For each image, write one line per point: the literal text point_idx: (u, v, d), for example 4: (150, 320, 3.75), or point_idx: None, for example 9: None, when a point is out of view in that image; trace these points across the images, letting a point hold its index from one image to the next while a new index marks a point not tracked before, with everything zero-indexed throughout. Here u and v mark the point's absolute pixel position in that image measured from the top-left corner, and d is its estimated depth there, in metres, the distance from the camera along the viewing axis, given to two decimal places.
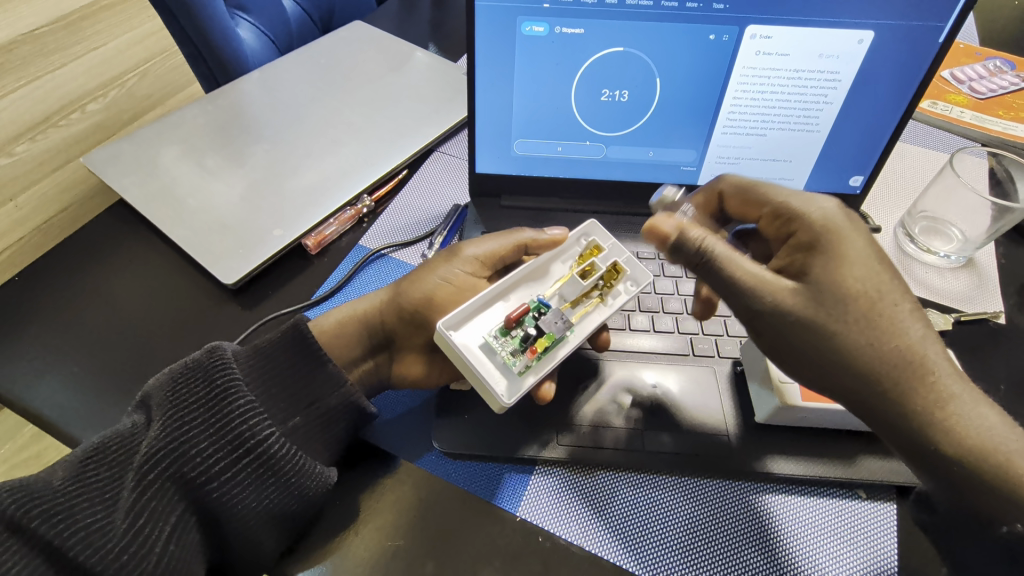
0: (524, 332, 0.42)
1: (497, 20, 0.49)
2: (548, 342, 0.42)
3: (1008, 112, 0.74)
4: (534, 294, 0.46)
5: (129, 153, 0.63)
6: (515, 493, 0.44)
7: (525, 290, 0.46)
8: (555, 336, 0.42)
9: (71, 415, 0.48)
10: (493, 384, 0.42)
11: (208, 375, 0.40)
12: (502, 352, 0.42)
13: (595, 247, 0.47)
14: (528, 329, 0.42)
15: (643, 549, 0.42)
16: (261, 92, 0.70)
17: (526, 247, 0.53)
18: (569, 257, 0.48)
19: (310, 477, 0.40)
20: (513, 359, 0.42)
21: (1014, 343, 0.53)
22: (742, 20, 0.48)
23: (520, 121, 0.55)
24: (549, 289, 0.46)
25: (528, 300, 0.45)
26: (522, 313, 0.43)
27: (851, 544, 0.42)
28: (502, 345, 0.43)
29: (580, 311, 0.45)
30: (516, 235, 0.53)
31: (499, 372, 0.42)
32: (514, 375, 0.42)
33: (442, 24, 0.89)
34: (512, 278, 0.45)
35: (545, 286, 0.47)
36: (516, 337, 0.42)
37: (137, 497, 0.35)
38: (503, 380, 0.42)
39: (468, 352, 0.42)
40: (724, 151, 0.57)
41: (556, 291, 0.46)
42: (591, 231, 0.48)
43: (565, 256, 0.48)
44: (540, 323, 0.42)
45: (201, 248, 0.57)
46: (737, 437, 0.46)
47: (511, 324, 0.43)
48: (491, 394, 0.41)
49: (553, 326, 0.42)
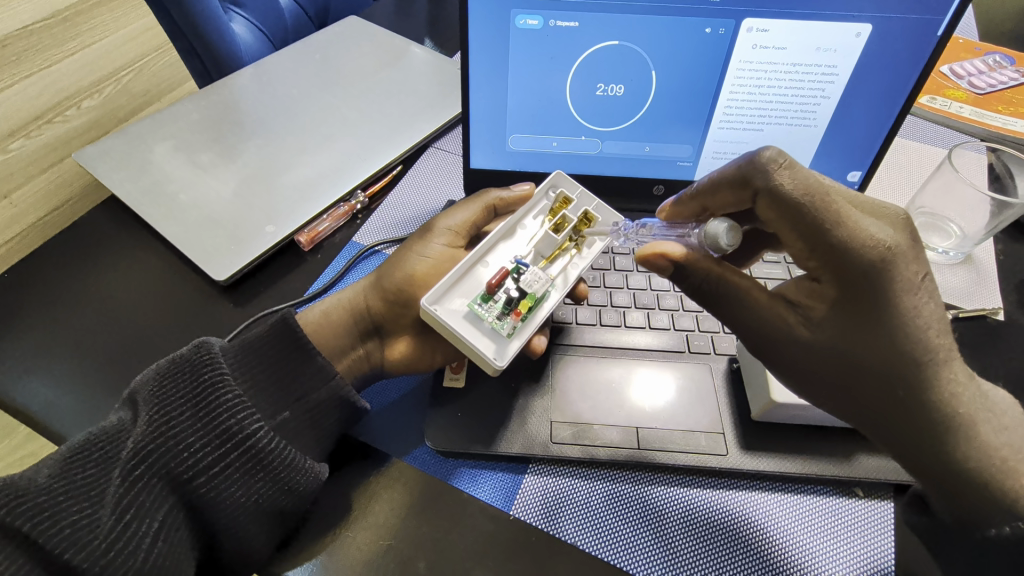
0: (506, 295, 0.44)
1: (491, 13, 0.48)
2: (531, 303, 0.44)
3: (1008, 108, 0.74)
4: (508, 255, 0.47)
5: (122, 150, 0.63)
6: (509, 492, 0.44)
7: (501, 251, 0.47)
8: (536, 292, 0.44)
9: (59, 413, 0.48)
10: (482, 348, 0.42)
11: (196, 370, 0.39)
12: (488, 318, 0.43)
13: (564, 199, 0.48)
14: (510, 292, 0.44)
15: (637, 548, 0.41)
16: (254, 87, 0.70)
17: (494, 208, 0.53)
18: (537, 215, 0.49)
19: (299, 472, 0.40)
20: (500, 323, 0.43)
21: (1013, 340, 0.53)
22: (738, 13, 0.48)
23: (515, 116, 0.55)
24: (524, 248, 0.47)
25: (504, 263, 0.46)
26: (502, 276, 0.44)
27: (847, 542, 0.42)
28: (488, 311, 0.44)
29: (558, 264, 0.47)
30: (483, 197, 0.52)
31: (487, 337, 0.43)
32: (502, 338, 0.43)
33: (439, 18, 0.88)
34: (484, 244, 0.45)
35: (519, 244, 0.47)
36: (500, 300, 0.44)
37: (124, 493, 0.34)
38: (492, 344, 0.43)
39: (456, 322, 0.43)
40: (721, 147, 0.56)
41: (529, 249, 0.47)
42: (557, 183, 0.49)
43: (533, 214, 0.48)
44: (521, 285, 0.44)
45: (192, 244, 0.56)
46: (732, 434, 0.46)
47: (492, 289, 0.44)
48: (482, 357, 0.42)
49: (533, 286, 0.44)
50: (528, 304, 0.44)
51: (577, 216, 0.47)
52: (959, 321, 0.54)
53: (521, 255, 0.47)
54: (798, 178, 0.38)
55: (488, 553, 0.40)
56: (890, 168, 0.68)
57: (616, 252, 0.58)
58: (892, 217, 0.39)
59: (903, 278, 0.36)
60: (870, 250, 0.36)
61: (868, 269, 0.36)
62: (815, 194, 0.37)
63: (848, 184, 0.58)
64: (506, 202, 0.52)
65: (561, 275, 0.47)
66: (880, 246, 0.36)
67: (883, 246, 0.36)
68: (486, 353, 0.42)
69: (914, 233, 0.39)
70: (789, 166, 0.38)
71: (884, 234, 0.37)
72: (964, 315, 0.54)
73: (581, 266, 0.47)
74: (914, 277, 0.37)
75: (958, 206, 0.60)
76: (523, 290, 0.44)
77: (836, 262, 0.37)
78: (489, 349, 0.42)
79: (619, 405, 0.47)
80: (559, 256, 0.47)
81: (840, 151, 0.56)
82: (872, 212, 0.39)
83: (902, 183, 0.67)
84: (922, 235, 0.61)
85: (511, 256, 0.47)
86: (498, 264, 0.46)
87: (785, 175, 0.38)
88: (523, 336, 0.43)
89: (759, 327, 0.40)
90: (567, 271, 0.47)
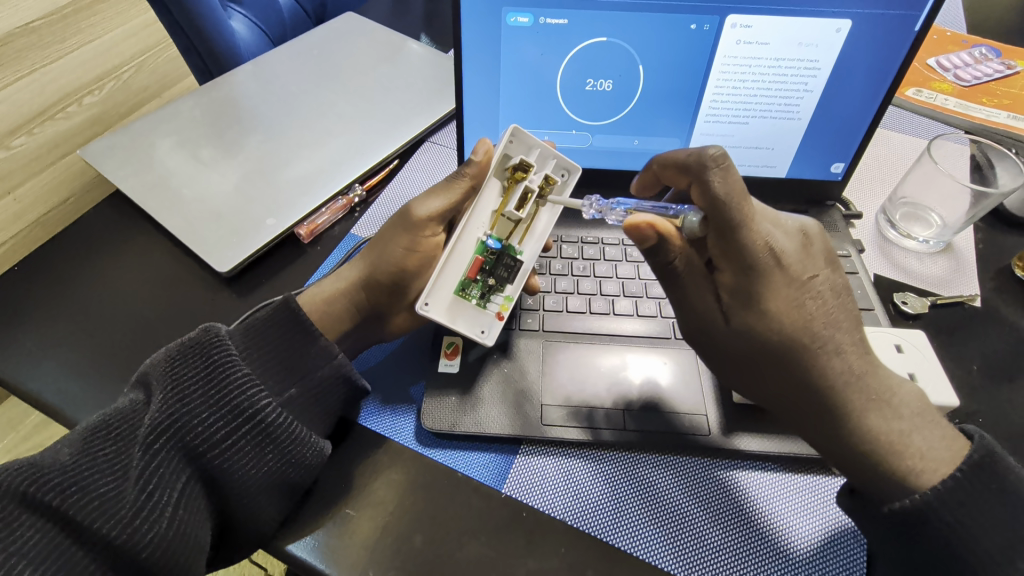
0: (488, 282, 0.48)
1: (483, 11, 0.50)
2: (507, 301, 0.49)
3: (992, 100, 0.75)
4: (477, 234, 0.48)
5: (126, 145, 0.65)
6: (501, 470, 0.46)
7: (471, 230, 0.48)
8: (512, 283, 0.49)
9: (70, 398, 0.50)
10: (471, 331, 0.48)
11: (205, 352, 0.41)
12: (472, 301, 0.48)
13: (525, 167, 0.48)
14: (491, 279, 0.48)
15: (622, 522, 0.44)
16: (254, 84, 0.71)
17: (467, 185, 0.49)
18: (498, 177, 0.49)
19: (305, 446, 0.41)
20: (483, 303, 0.49)
21: (988, 325, 0.55)
22: (722, 9, 0.49)
23: (506, 110, 0.56)
24: (490, 222, 0.49)
25: (474, 242, 0.48)
26: (479, 267, 0.48)
27: (823, 517, 0.44)
28: (470, 294, 0.48)
29: (523, 232, 0.50)
30: (458, 178, 0.50)
31: (472, 318, 0.48)
32: (486, 316, 0.49)
33: (435, 13, 0.90)
34: (457, 234, 0.46)
35: (485, 218, 0.48)
36: (481, 286, 0.48)
37: (145, 464, 0.36)
38: (478, 322, 0.48)
39: (449, 316, 0.47)
40: (708, 140, 0.58)
41: (497, 222, 0.49)
42: (517, 135, 0.48)
43: (494, 171, 0.48)
44: (499, 277, 0.48)
45: (195, 237, 0.58)
46: (714, 415, 0.48)
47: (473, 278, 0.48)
48: (474, 339, 0.47)
49: (509, 275, 0.48)
50: (505, 299, 0.49)
51: (539, 181, 0.48)
52: (936, 308, 0.56)
53: (490, 232, 0.48)
54: (731, 180, 0.39)
55: (482, 528, 0.42)
56: (874, 160, 0.70)
57: (605, 242, 0.60)
58: (787, 228, 0.43)
59: (793, 276, 0.41)
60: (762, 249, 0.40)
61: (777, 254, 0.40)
62: (738, 194, 0.39)
63: (831, 176, 0.60)
64: None
65: (528, 243, 0.51)
66: (769, 247, 0.40)
67: (768, 253, 0.40)
68: (475, 332, 0.48)
69: (807, 249, 0.43)
70: (727, 168, 0.39)
71: (780, 241, 0.41)
72: (941, 302, 0.56)
73: (538, 241, 0.51)
74: (797, 276, 0.41)
75: (939, 196, 0.61)
76: (499, 277, 0.48)
77: (736, 258, 0.40)
78: (478, 329, 0.48)
79: (608, 388, 0.49)
80: (521, 225, 0.50)
81: (823, 144, 0.57)
82: (773, 221, 0.42)
83: (885, 174, 0.69)
84: (904, 225, 0.62)
85: (481, 233, 0.48)
86: (470, 248, 0.48)
87: (716, 175, 0.39)
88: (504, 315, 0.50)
89: (687, 304, 0.44)
90: (531, 241, 0.51)
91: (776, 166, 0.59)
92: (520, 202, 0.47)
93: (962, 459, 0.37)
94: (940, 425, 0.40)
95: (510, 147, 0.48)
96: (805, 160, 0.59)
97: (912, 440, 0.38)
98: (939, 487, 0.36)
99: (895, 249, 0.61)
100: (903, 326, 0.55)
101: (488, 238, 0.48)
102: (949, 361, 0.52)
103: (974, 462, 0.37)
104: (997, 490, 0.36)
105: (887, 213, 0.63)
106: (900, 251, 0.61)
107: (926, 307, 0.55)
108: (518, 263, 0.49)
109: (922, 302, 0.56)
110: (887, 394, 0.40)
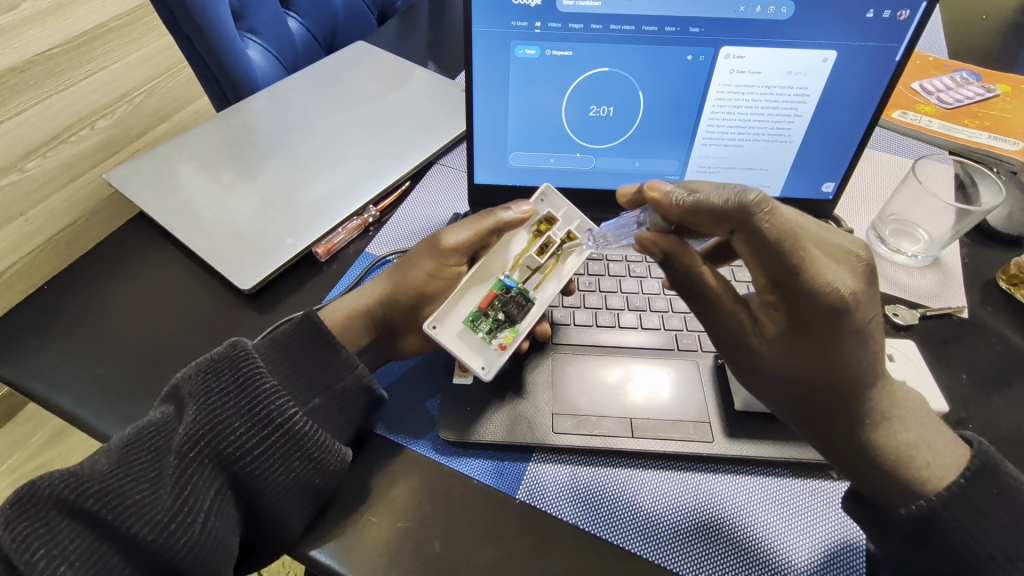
0: (497, 316, 0.50)
1: (493, 44, 0.53)
2: (512, 336, 0.50)
3: (974, 121, 0.79)
4: (497, 273, 0.52)
5: (149, 169, 0.67)
6: (515, 477, 0.48)
7: (492, 271, 0.51)
8: (520, 322, 0.50)
9: (95, 412, 0.52)
10: (470, 361, 0.49)
11: (234, 364, 0.43)
12: (479, 334, 0.50)
13: (547, 221, 0.53)
14: (499, 313, 0.50)
15: (630, 526, 0.45)
16: (271, 110, 0.75)
17: (497, 229, 0.52)
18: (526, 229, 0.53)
19: (329, 452, 0.43)
20: (489, 338, 0.50)
21: (975, 336, 0.58)
22: (715, 42, 0.53)
23: (516, 135, 0.60)
24: (512, 266, 0.52)
25: (493, 282, 0.51)
26: (491, 301, 0.50)
27: (823, 521, 0.46)
28: (479, 327, 0.50)
29: (540, 280, 0.52)
30: (489, 217, 0.52)
31: (476, 351, 0.49)
32: (489, 351, 0.50)
33: (442, 41, 0.94)
34: (476, 268, 0.51)
35: (506, 262, 0.52)
36: (490, 320, 0.50)
37: (180, 473, 0.39)
38: (480, 356, 0.49)
39: (452, 343, 0.49)
40: (704, 162, 0.61)
41: (517, 266, 0.52)
42: (549, 195, 0.54)
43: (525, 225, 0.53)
44: (507, 313, 0.49)
45: (218, 256, 0.61)
46: (717, 423, 0.50)
47: (484, 309, 0.50)
48: (474, 372, 0.48)
49: (517, 314, 0.50)
50: (509, 333, 0.50)
51: (560, 234, 0.52)
52: (926, 319, 0.59)
53: (509, 272, 0.51)
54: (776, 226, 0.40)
55: (497, 533, 0.44)
56: (862, 179, 0.74)
57: (609, 259, 0.63)
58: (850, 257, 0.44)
59: (851, 320, 0.42)
60: (827, 298, 0.41)
61: (832, 311, 0.41)
62: (790, 239, 0.41)
63: (822, 195, 0.63)
64: (508, 223, 0.51)
65: (547, 288, 0.52)
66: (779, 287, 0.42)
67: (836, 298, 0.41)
68: (477, 366, 0.49)
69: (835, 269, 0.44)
70: (772, 212, 0.41)
71: (844, 280, 0.42)
72: (930, 314, 0.59)
73: (559, 282, 0.52)
74: (861, 323, 0.42)
75: (926, 214, 0.65)
76: (508, 314, 0.50)
77: (800, 305, 0.42)
78: (479, 363, 0.49)
79: (616, 400, 0.52)
80: (542, 270, 0.52)
81: (815, 165, 0.61)
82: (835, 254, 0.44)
83: (873, 192, 0.72)
84: (893, 241, 0.66)
85: (500, 273, 0.51)
86: (487, 284, 0.51)
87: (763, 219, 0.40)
88: (506, 353, 0.49)
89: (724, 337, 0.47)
90: (551, 284, 0.52)
91: (771, 186, 0.63)
92: (540, 250, 0.52)
93: (965, 465, 0.40)
94: (934, 432, 0.43)
95: (541, 207, 0.54)
96: (798, 179, 0.62)
97: (921, 450, 0.41)
98: (941, 492, 0.40)
99: (885, 264, 0.64)
100: (895, 336, 0.57)
101: (505, 277, 0.51)
102: (939, 370, 0.54)
103: (974, 468, 0.40)
104: (996, 502, 0.39)
105: (878, 230, 0.67)
106: (890, 266, 0.64)
107: (916, 319, 0.58)
108: (529, 303, 0.50)
109: (913, 314, 0.58)
110: (880, 404, 0.43)
